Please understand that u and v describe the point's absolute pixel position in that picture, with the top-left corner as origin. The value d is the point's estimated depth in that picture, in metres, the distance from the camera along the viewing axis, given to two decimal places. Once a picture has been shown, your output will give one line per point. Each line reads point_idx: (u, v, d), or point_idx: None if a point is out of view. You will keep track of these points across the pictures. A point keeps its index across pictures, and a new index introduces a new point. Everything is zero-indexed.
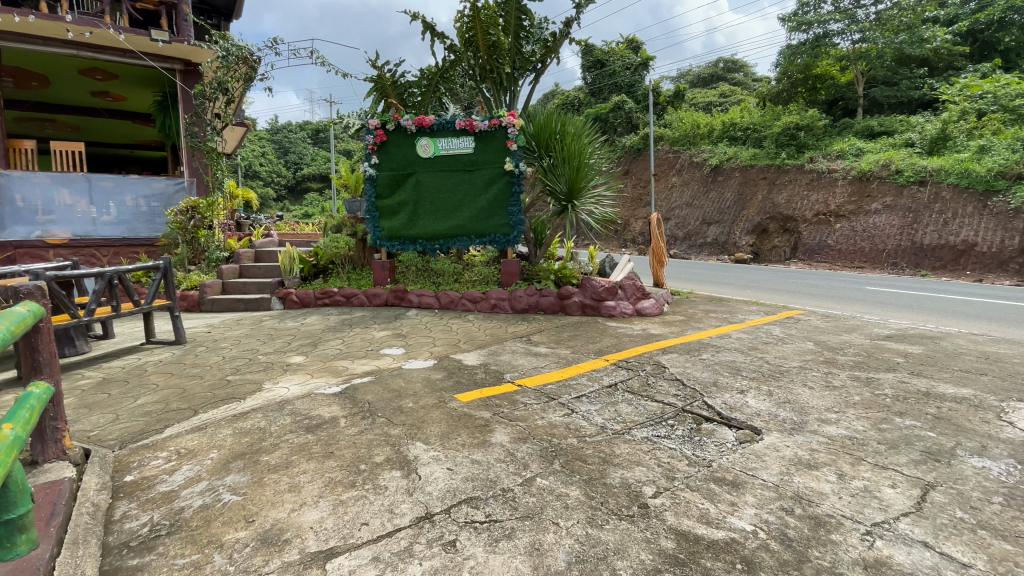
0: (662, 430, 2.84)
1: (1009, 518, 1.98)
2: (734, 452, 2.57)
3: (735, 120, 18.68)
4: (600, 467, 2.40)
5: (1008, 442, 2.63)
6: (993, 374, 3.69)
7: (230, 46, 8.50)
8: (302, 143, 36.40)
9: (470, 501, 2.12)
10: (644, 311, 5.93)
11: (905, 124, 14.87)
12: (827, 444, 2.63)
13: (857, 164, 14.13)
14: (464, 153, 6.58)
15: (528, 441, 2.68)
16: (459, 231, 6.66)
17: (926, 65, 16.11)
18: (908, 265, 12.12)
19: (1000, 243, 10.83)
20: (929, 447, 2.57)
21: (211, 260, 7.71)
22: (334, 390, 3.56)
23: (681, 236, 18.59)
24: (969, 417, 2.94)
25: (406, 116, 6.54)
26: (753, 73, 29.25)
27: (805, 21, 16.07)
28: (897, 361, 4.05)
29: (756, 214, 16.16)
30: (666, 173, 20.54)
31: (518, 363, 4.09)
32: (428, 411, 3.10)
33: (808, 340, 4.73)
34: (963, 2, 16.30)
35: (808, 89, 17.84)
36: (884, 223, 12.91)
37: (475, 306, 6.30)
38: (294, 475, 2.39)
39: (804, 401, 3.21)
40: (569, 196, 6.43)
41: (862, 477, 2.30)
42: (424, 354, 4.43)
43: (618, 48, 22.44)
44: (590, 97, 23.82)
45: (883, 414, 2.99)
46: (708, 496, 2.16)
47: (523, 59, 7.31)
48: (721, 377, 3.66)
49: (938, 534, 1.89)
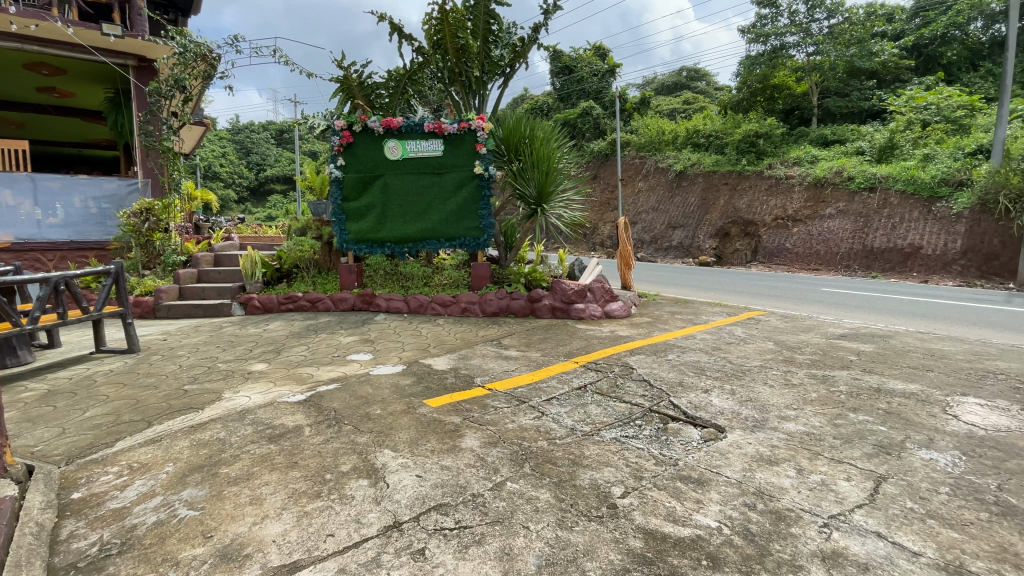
0: (630, 430, 2.88)
1: (955, 507, 2.10)
2: (699, 450, 2.63)
3: (698, 127, 19.19)
4: (570, 469, 2.41)
5: (953, 434, 2.78)
6: (938, 370, 3.92)
7: (187, 42, 8.18)
8: (265, 144, 35.38)
9: (440, 508, 2.09)
10: (613, 313, 6.01)
11: (856, 133, 15.66)
12: (786, 440, 2.72)
13: (812, 171, 14.78)
14: (433, 156, 6.52)
15: (498, 445, 2.66)
16: (428, 235, 6.60)
17: (875, 77, 16.99)
18: (861, 267, 12.71)
19: (943, 246, 11.52)
20: (881, 441, 2.70)
21: (168, 264, 7.41)
22: (298, 398, 3.44)
23: (647, 240, 18.95)
24: (918, 411, 3.10)
25: (373, 117, 6.42)
26: (715, 81, 30.19)
27: (763, 33, 16.70)
28: (850, 359, 4.24)
29: (719, 218, 16.66)
30: (633, 178, 20.99)
31: (489, 367, 4.07)
32: (396, 418, 3.05)
33: (768, 340, 4.90)
34: (908, 18, 17.30)
35: (766, 98, 18.48)
36: (838, 227, 13.52)
37: (445, 310, 6.20)
38: (255, 488, 2.30)
39: (765, 399, 3.32)
40: (538, 199, 6.47)
41: (820, 471, 2.39)
42: (392, 359, 4.36)
43: (585, 55, 22.74)
44: (558, 102, 24.17)
45: (838, 410, 3.13)
46: (675, 494, 2.20)
47: (492, 64, 7.30)
48: (686, 377, 3.75)
49: (891, 524, 1.98)
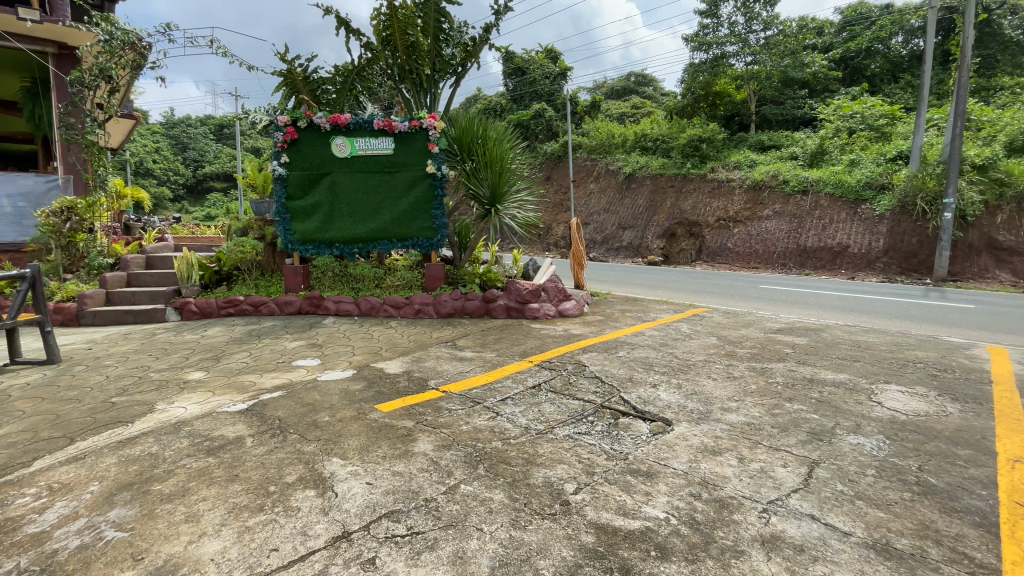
0: (583, 427, 2.92)
1: (881, 488, 2.26)
2: (648, 443, 2.70)
3: (646, 131, 19.79)
4: (524, 468, 2.42)
5: (878, 420, 3.00)
6: (865, 360, 4.22)
7: (114, 30, 7.49)
8: (204, 139, 33.38)
9: (391, 515, 2.04)
10: (567, 312, 6.08)
11: (790, 139, 16.65)
12: (729, 431, 2.85)
13: (751, 175, 15.58)
14: (383, 154, 6.38)
15: (452, 448, 2.63)
16: (379, 235, 6.45)
17: (807, 86, 18.12)
18: (795, 265, 13.51)
19: (868, 244, 12.45)
20: (814, 428, 2.88)
21: (92, 267, 6.85)
22: (239, 408, 3.27)
23: (599, 240, 19.27)
24: (847, 399, 3.33)
25: (320, 113, 6.21)
26: (661, 87, 31.27)
27: (706, 42, 17.43)
28: (786, 351, 4.50)
29: (666, 219, 17.24)
30: (585, 180, 21.35)
31: (443, 369, 4.02)
32: (346, 424, 2.95)
33: (712, 335, 5.12)
34: (836, 32, 18.56)
35: (708, 104, 19.24)
36: (774, 227, 14.33)
37: (397, 312, 6.07)
38: (192, 504, 2.16)
39: (709, 392, 3.46)
40: (491, 200, 6.45)
41: (759, 459, 2.51)
42: (341, 364, 4.22)
43: (538, 57, 22.96)
44: (511, 103, 24.26)
45: (776, 400, 3.31)
46: (625, 488, 2.25)
47: (443, 62, 7.23)
48: (636, 373, 3.85)
49: (824, 507, 2.11)
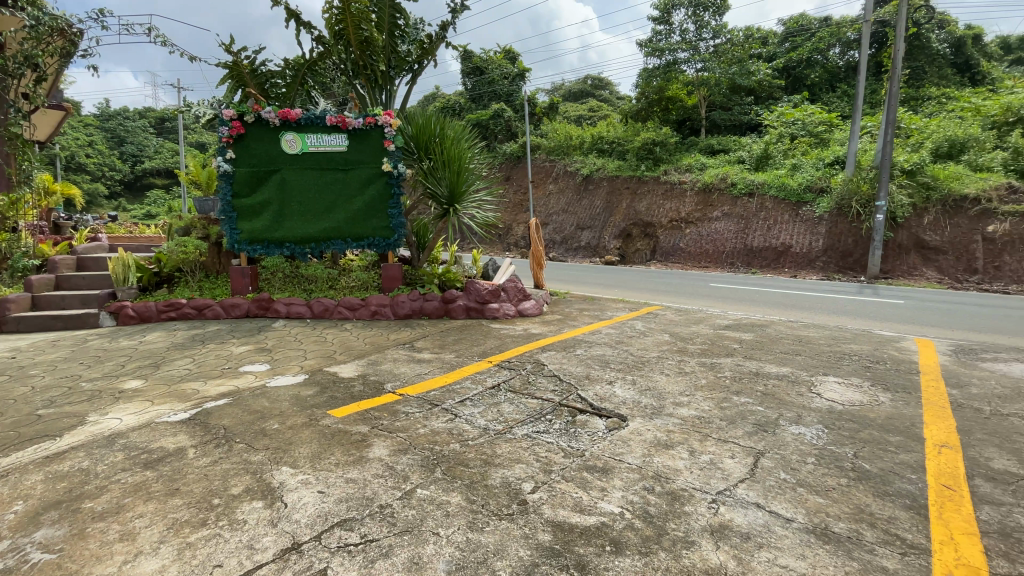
0: (541, 426, 2.94)
1: (820, 475, 2.39)
2: (604, 439, 2.75)
3: (603, 134, 20.19)
4: (481, 469, 2.40)
5: (817, 410, 3.18)
6: (805, 354, 4.46)
7: (42, 15, 6.92)
8: (143, 133, 31.39)
9: (344, 524, 1.98)
10: (526, 312, 6.10)
11: (738, 143, 17.40)
12: (680, 425, 2.94)
13: (702, 177, 16.17)
14: (337, 151, 6.21)
15: (408, 452, 2.58)
16: (333, 234, 6.27)
17: (753, 93, 18.99)
18: (742, 264, 14.13)
19: (808, 244, 13.18)
20: (760, 420, 3.01)
21: (15, 269, 6.32)
22: (181, 417, 3.09)
23: (558, 241, 19.42)
24: (789, 391, 3.51)
25: (268, 108, 5.97)
26: (617, 91, 31.98)
27: (659, 48, 17.97)
28: (734, 346, 4.70)
29: (622, 220, 17.63)
30: (544, 180, 21.51)
31: (400, 371, 3.95)
32: (297, 432, 2.85)
33: (665, 332, 5.27)
34: (779, 42, 19.54)
35: (661, 109, 19.78)
36: (723, 228, 14.94)
37: (353, 313, 5.92)
38: (128, 521, 2.02)
39: (663, 387, 3.57)
40: (450, 199, 6.37)
41: (708, 451, 2.60)
42: (293, 369, 4.07)
43: (496, 57, 23.01)
44: (470, 102, 24.19)
45: (724, 394, 3.44)
46: (581, 484, 2.28)
47: (398, 59, 7.12)
48: (593, 370, 3.92)
49: (769, 495, 2.21)
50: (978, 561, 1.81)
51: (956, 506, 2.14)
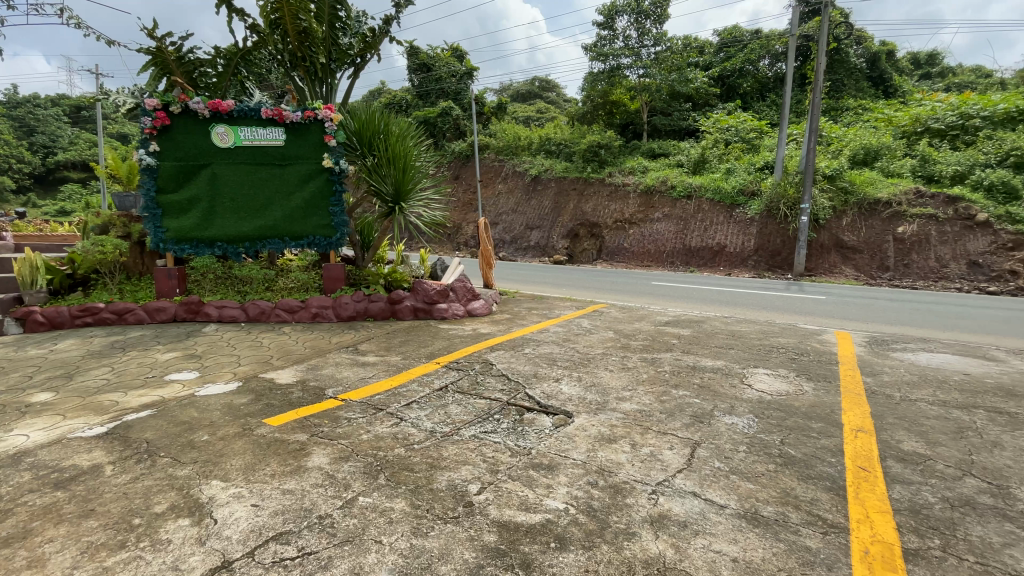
0: (489, 426, 2.94)
1: (751, 462, 2.54)
2: (550, 437, 2.79)
3: (550, 135, 20.50)
4: (427, 473, 2.36)
5: (748, 401, 3.37)
6: (738, 347, 4.73)
7: None
8: (56, 122, 28.61)
9: (280, 537, 1.89)
10: (475, 312, 6.07)
11: (677, 148, 18.16)
12: (623, 419, 3.03)
13: (644, 180, 16.75)
14: (273, 146, 5.92)
15: (350, 459, 2.50)
16: (269, 233, 5.98)
17: (691, 100, 19.89)
18: (682, 263, 14.74)
19: (741, 244, 13.96)
20: (696, 411, 3.16)
21: None
22: (97, 432, 2.84)
23: (508, 240, 19.43)
24: (723, 383, 3.70)
25: (196, 98, 5.60)
26: (563, 93, 32.54)
27: (603, 53, 18.40)
28: (674, 342, 4.90)
29: (569, 221, 17.94)
30: (493, 180, 21.50)
31: (342, 375, 3.82)
32: (229, 443, 2.69)
33: (609, 329, 5.42)
34: (715, 53, 20.60)
35: (606, 112, 20.37)
36: (664, 229, 15.54)
37: (292, 316, 5.66)
38: (33, 549, 1.83)
39: (607, 383, 3.67)
40: (395, 197, 6.20)
41: (649, 444, 2.70)
42: (225, 376, 3.84)
43: (443, 54, 22.80)
44: (417, 99, 23.82)
45: (664, 388, 3.58)
46: (527, 483, 2.29)
47: (339, 52, 6.84)
48: (540, 369, 3.96)
49: (705, 484, 2.31)
50: (891, 537, 1.97)
51: (871, 486, 2.33)
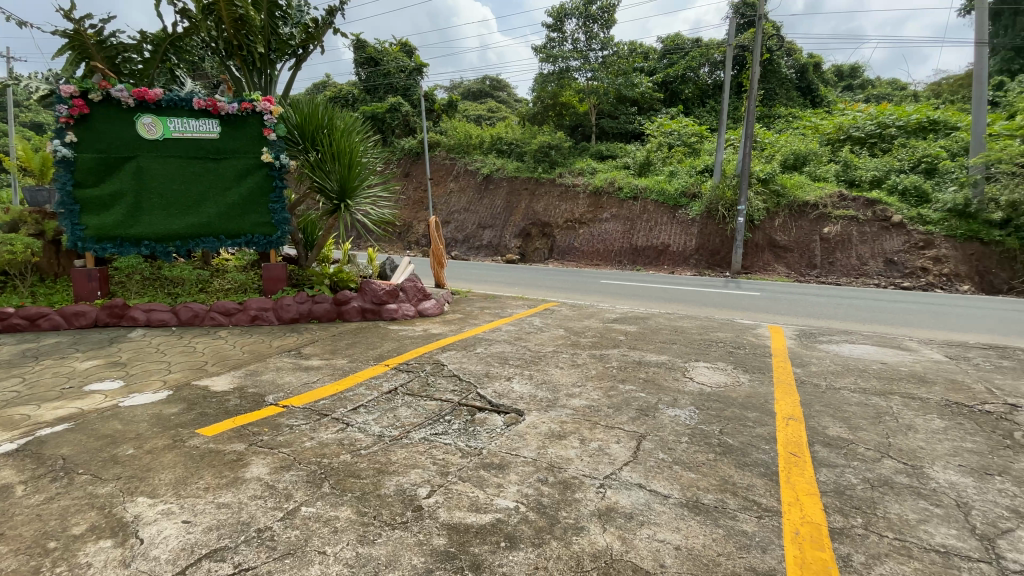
0: (440, 427, 2.90)
1: (693, 452, 2.65)
2: (502, 436, 2.79)
3: (501, 135, 20.56)
4: (374, 479, 2.31)
5: (690, 393, 3.52)
6: (680, 342, 4.93)
7: None
8: None
9: (214, 555, 1.79)
10: (426, 312, 5.98)
11: (624, 150, 18.67)
12: (573, 415, 3.08)
13: (593, 181, 17.12)
14: (207, 138, 5.58)
15: (292, 468, 2.39)
16: (203, 231, 5.63)
17: (637, 105, 20.53)
18: (629, 262, 15.18)
19: (684, 244, 14.56)
20: (642, 405, 3.26)
21: None
22: (4, 449, 2.57)
23: (460, 239, 19.25)
24: (667, 377, 3.85)
25: (119, 85, 5.19)
26: (514, 93, 32.72)
27: (552, 54, 18.62)
28: (621, 338, 5.05)
29: (521, 220, 18.04)
30: (444, 178, 21.24)
31: (285, 381, 3.66)
32: (158, 455, 2.51)
33: (560, 327, 5.50)
34: (658, 59, 21.38)
35: (556, 114, 20.66)
36: (612, 229, 15.94)
37: (229, 319, 5.36)
38: None
39: (557, 380, 3.72)
40: (341, 194, 5.96)
41: (597, 438, 2.76)
42: (154, 385, 3.58)
43: (391, 48, 22.30)
44: (365, 94, 23.23)
45: (612, 383, 3.68)
46: (478, 483, 2.28)
47: (279, 42, 6.56)
48: (491, 368, 3.96)
49: (650, 475, 2.39)
50: (818, 518, 2.11)
51: (801, 471, 2.49)
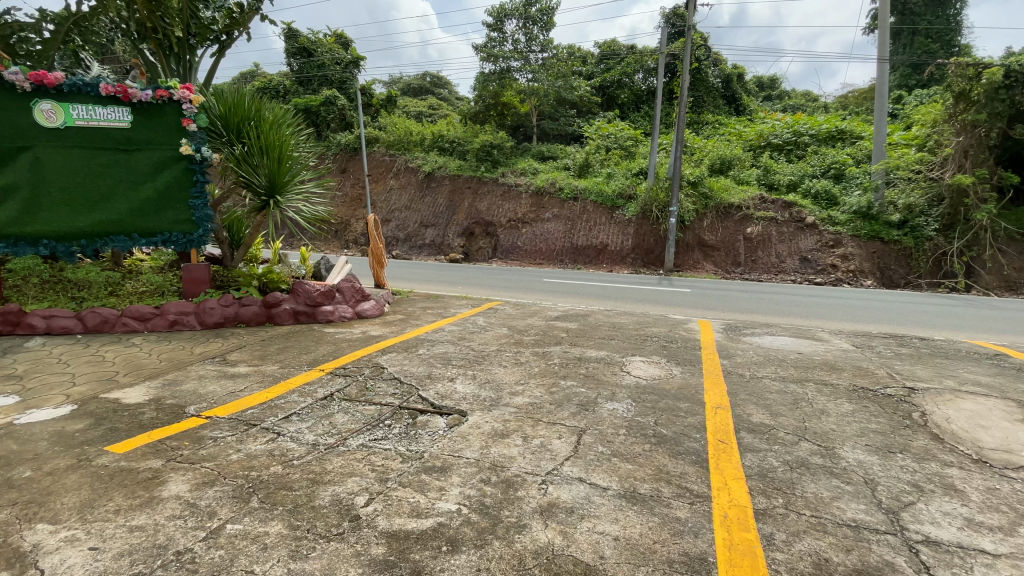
0: (379, 433, 2.82)
1: (630, 444, 2.74)
2: (444, 438, 2.75)
3: (443, 133, 20.35)
4: (308, 490, 2.20)
5: (627, 387, 3.64)
6: (619, 338, 5.09)
7: None
8: None
9: None
10: (364, 313, 5.78)
11: (564, 152, 19.03)
12: (515, 413, 3.09)
13: (535, 181, 17.33)
14: (117, 128, 5.09)
15: (216, 484, 2.23)
16: (114, 229, 5.14)
17: (576, 108, 21.00)
18: (570, 261, 15.49)
19: (621, 243, 15.08)
20: (582, 400, 3.34)
21: None
22: None
23: (402, 238, 18.81)
24: (605, 372, 3.96)
25: (11, 67, 4.61)
26: (456, 91, 32.49)
27: (493, 54, 18.66)
28: (563, 336, 5.14)
29: (464, 219, 17.93)
30: (384, 176, 20.66)
31: (209, 390, 3.41)
32: (58, 478, 2.26)
33: (503, 326, 5.51)
34: (595, 64, 22.00)
35: (497, 114, 20.71)
36: (553, 228, 16.21)
37: (144, 325, 4.93)
38: None
39: (500, 379, 3.72)
40: (270, 190, 5.64)
41: (539, 435, 2.79)
42: (54, 399, 3.23)
43: (326, 40, 21.70)
44: (297, 86, 22.19)
45: (554, 379, 3.74)
46: (419, 488, 2.24)
47: (199, 26, 6.09)
48: (433, 369, 3.89)
49: (590, 469, 2.44)
50: (744, 500, 2.25)
51: (729, 456, 2.65)
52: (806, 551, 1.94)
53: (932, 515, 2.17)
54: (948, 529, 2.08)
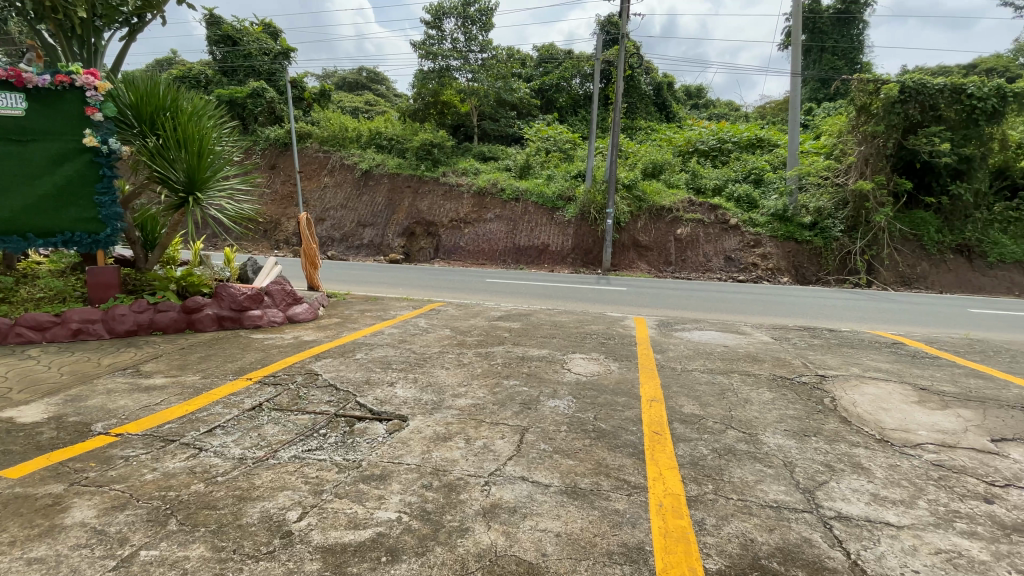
0: (314, 443, 2.69)
1: (571, 440, 2.79)
2: (383, 444, 2.67)
3: (380, 130, 19.82)
4: (234, 507, 2.06)
5: (568, 384, 3.71)
6: (560, 336, 5.18)
7: None
8: None
9: None
10: (297, 318, 5.49)
11: (504, 153, 19.12)
12: (457, 416, 3.06)
13: (476, 182, 17.31)
14: (8, 116, 4.56)
15: (128, 507, 2.04)
16: (4, 228, 4.61)
17: (516, 109, 21.19)
18: (512, 261, 15.59)
19: (562, 243, 15.39)
20: (525, 399, 3.36)
21: None
22: None
23: (338, 238, 18.10)
24: (547, 370, 4.02)
25: None
26: (394, 88, 31.79)
27: (432, 52, 18.42)
28: (505, 335, 5.16)
29: (404, 219, 17.56)
30: (318, 173, 19.77)
31: (119, 405, 3.11)
32: None
33: (445, 327, 5.44)
34: (534, 67, 22.31)
35: (437, 112, 20.46)
36: (495, 228, 16.25)
37: (42, 335, 4.44)
38: None
39: (442, 381, 3.67)
40: (189, 187, 5.23)
41: (482, 437, 2.78)
42: None
43: (253, 29, 20.53)
44: (220, 76, 20.80)
45: (497, 380, 3.74)
46: (357, 498, 2.16)
47: (105, 6, 5.48)
48: (372, 374, 3.77)
49: (533, 467, 2.47)
50: (677, 489, 2.36)
51: (663, 447, 2.77)
52: (734, 533, 2.07)
53: (842, 492, 2.38)
54: (857, 504, 2.29)
